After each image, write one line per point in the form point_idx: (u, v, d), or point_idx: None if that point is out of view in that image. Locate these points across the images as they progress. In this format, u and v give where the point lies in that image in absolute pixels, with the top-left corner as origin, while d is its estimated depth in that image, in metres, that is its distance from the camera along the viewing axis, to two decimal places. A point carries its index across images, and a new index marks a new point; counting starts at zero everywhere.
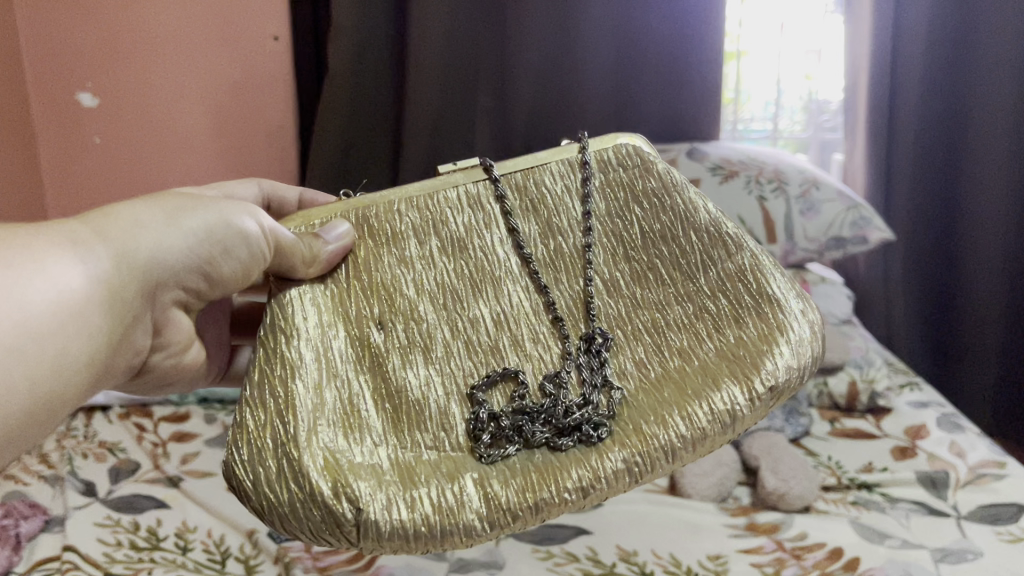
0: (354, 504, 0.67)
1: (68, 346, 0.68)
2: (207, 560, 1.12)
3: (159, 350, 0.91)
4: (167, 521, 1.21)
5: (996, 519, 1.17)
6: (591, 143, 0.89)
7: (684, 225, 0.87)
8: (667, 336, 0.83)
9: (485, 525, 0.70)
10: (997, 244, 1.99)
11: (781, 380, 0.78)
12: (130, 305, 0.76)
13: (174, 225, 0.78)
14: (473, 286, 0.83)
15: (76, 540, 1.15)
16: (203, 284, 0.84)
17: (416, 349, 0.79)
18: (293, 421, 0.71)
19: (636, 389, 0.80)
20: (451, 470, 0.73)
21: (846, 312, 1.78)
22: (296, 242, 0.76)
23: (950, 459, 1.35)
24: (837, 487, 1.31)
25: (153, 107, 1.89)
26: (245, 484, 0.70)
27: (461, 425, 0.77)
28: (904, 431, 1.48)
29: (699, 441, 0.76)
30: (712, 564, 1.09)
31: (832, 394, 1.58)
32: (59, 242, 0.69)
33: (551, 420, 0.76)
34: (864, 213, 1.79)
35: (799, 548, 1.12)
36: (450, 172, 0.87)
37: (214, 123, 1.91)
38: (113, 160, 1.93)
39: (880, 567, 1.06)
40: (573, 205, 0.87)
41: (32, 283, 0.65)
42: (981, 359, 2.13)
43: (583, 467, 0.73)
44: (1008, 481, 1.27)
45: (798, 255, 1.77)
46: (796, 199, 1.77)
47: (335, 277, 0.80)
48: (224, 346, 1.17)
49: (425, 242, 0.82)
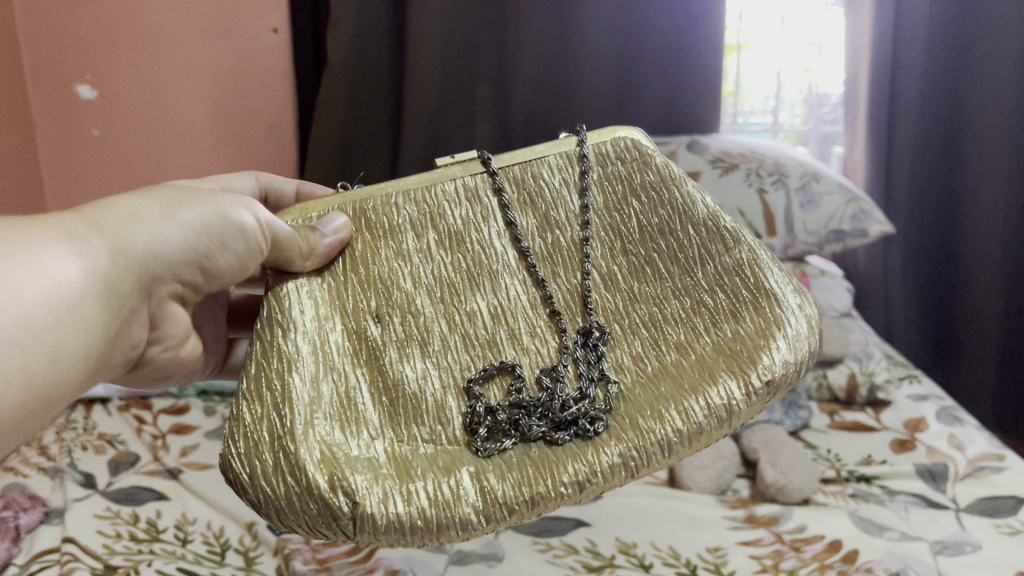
0: (350, 497, 0.69)
1: (65, 339, 0.68)
2: (207, 552, 1.11)
3: (157, 342, 0.91)
4: (167, 513, 1.21)
5: (994, 511, 1.18)
6: (589, 137, 0.89)
7: (682, 219, 0.88)
8: (664, 330, 0.84)
9: (481, 519, 0.72)
10: (997, 238, 1.99)
11: (777, 375, 0.80)
12: (127, 298, 0.76)
13: (168, 217, 0.78)
14: (471, 280, 0.84)
15: (76, 531, 1.14)
16: (201, 277, 0.84)
17: (413, 342, 0.80)
18: (289, 414, 0.73)
19: (633, 382, 0.82)
20: (447, 464, 0.74)
21: (846, 303, 1.81)
22: (293, 235, 0.77)
23: (950, 451, 1.36)
24: (836, 479, 1.31)
25: (152, 99, 1.87)
26: (241, 477, 0.72)
27: (458, 418, 0.78)
28: (903, 423, 1.48)
29: (694, 436, 0.78)
30: (711, 556, 1.09)
31: (832, 388, 1.58)
32: (55, 237, 0.70)
33: (547, 414, 0.77)
34: (864, 205, 1.79)
35: (798, 540, 1.12)
36: (448, 164, 0.88)
37: (212, 116, 1.90)
38: (111, 153, 1.92)
39: (879, 559, 1.07)
40: (571, 199, 0.87)
41: (27, 276, 0.65)
42: (979, 354, 2.14)
43: (580, 461, 0.74)
44: (1007, 474, 1.27)
45: (798, 248, 1.78)
46: (796, 192, 1.78)
47: (333, 269, 0.81)
48: (221, 339, 1.17)
49: (422, 235, 0.83)
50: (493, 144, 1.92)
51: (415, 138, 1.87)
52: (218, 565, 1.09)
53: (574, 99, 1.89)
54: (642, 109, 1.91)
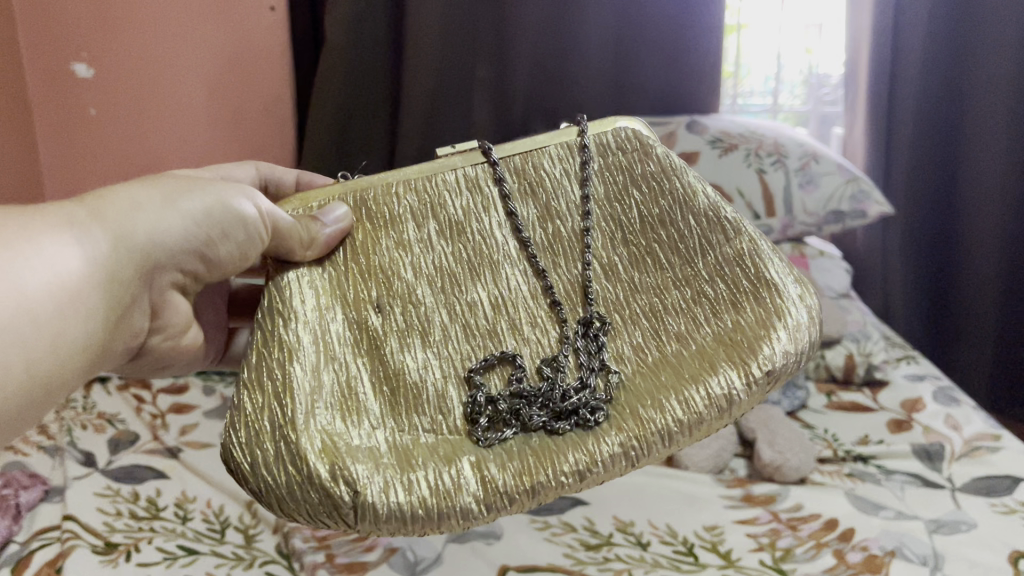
0: (351, 487, 0.66)
1: (66, 329, 0.65)
2: (207, 530, 1.12)
3: (158, 332, 0.85)
4: (167, 492, 1.22)
5: (990, 490, 1.18)
6: (590, 127, 0.85)
7: (683, 209, 0.83)
8: (664, 320, 0.80)
9: (481, 509, 0.69)
10: (996, 218, 1.97)
11: (778, 365, 0.76)
12: (128, 287, 0.72)
13: (170, 206, 0.73)
14: (472, 271, 0.80)
15: (76, 510, 1.16)
16: (201, 267, 0.79)
17: (414, 333, 0.77)
18: (291, 403, 0.70)
19: (633, 372, 0.78)
20: (447, 453, 0.71)
21: (845, 284, 1.80)
22: (295, 225, 0.73)
23: (945, 432, 1.36)
24: (832, 459, 1.32)
25: (149, 81, 1.87)
26: (243, 466, 0.69)
27: (459, 408, 0.75)
28: (900, 404, 1.49)
29: (695, 425, 0.74)
30: (708, 535, 1.09)
31: (830, 367, 1.59)
32: (56, 224, 0.66)
33: (548, 404, 0.74)
34: (864, 186, 1.78)
35: (794, 519, 1.12)
36: (448, 155, 0.84)
37: (210, 98, 1.90)
38: (109, 136, 1.92)
39: (875, 537, 1.06)
40: (572, 189, 0.83)
41: (28, 265, 0.62)
42: (981, 337, 2.11)
43: (580, 451, 0.71)
44: (1003, 453, 1.27)
45: (797, 229, 1.76)
46: (796, 172, 1.76)
47: (333, 260, 0.77)
48: (223, 330, 1.12)
49: (424, 225, 0.79)
50: (493, 128, 1.92)
51: (415, 117, 1.87)
52: (217, 544, 1.09)
53: (574, 75, 1.88)
54: (642, 89, 1.91)
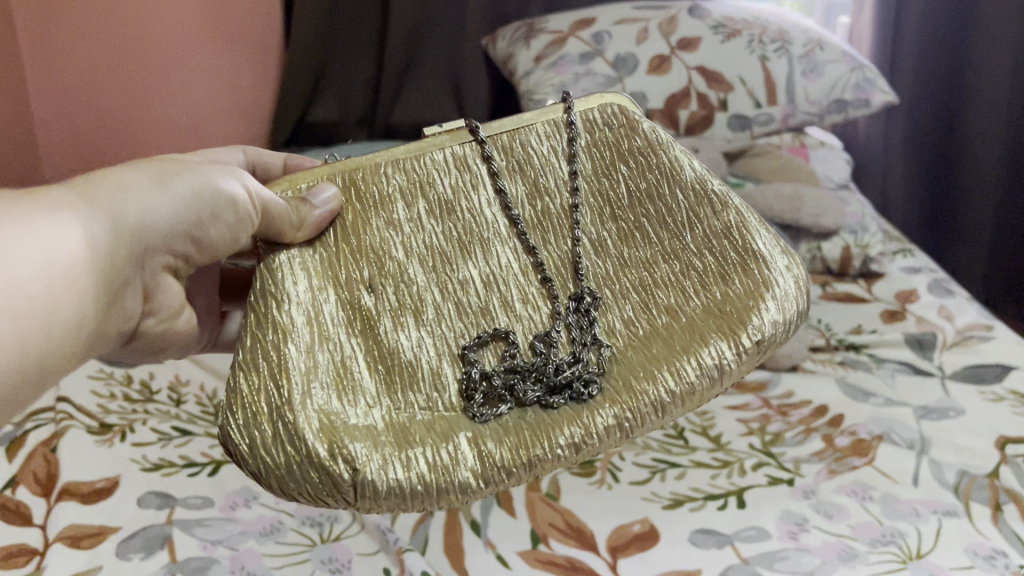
0: (351, 464, 0.59)
1: (58, 305, 0.57)
2: (202, 411, 1.10)
3: (152, 314, 0.76)
4: (160, 375, 1.18)
5: (982, 379, 1.17)
6: (577, 103, 0.77)
7: (671, 182, 0.76)
8: (655, 293, 0.73)
9: (480, 484, 0.62)
10: (998, 125, 1.84)
11: (768, 335, 0.70)
12: (121, 270, 0.64)
13: (163, 187, 0.65)
14: (462, 249, 0.71)
15: (69, 391, 1.12)
16: (193, 249, 0.70)
17: (407, 312, 0.68)
18: (287, 383, 0.62)
19: (625, 346, 0.71)
20: (444, 430, 0.64)
21: (845, 175, 1.69)
22: (284, 206, 0.65)
23: (938, 321, 1.35)
24: (826, 347, 1.30)
25: (147, 40, 1.56)
26: (241, 448, 0.61)
27: (454, 385, 0.68)
28: (894, 294, 1.47)
29: (687, 397, 0.68)
30: (699, 419, 1.10)
31: (825, 260, 1.53)
32: (58, 201, 0.59)
33: (542, 378, 0.67)
34: (868, 75, 1.63)
35: (785, 405, 1.13)
36: (434, 132, 0.74)
37: (206, 31, 1.64)
38: (76, 84, 1.59)
39: (863, 423, 1.07)
40: (560, 165, 0.75)
41: (17, 240, 0.54)
42: (970, 239, 2.01)
43: (575, 424, 0.64)
44: (994, 343, 1.26)
45: (798, 119, 1.62)
46: (798, 60, 1.61)
47: (324, 241, 0.68)
48: (216, 311, 1.01)
49: (413, 204, 0.70)
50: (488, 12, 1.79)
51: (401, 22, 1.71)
52: (212, 426, 1.07)
53: None
54: None
